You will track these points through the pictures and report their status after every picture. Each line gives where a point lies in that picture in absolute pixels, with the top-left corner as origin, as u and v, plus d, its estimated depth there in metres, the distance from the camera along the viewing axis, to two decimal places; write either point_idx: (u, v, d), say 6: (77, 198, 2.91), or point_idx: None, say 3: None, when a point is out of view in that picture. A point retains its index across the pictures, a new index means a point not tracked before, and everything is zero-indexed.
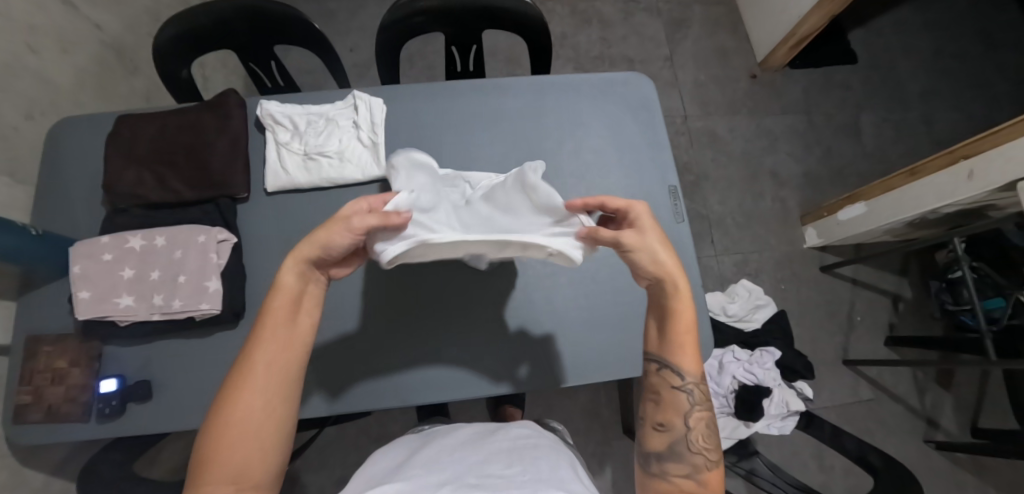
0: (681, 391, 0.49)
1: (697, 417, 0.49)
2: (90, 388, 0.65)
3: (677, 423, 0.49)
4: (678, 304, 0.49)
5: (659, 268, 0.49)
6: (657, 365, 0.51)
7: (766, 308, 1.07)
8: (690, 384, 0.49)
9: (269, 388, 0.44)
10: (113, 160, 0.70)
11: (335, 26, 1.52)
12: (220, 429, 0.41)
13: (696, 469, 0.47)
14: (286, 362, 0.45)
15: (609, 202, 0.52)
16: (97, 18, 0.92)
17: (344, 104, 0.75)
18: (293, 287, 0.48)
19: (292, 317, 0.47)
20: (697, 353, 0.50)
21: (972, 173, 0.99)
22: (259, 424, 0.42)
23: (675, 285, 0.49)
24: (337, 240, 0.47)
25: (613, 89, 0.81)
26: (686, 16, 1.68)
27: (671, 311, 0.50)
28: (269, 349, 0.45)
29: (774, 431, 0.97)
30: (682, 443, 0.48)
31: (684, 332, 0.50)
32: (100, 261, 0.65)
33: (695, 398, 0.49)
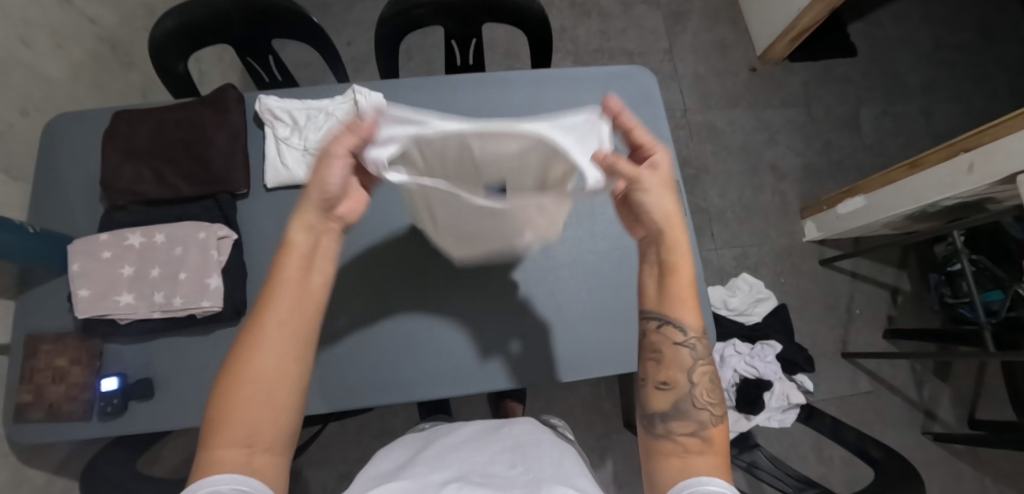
0: (684, 346, 0.46)
1: (700, 372, 0.46)
2: (92, 387, 0.65)
3: (680, 380, 0.46)
4: (677, 259, 0.46)
5: (664, 221, 0.45)
6: (656, 322, 0.48)
7: (767, 301, 1.07)
8: (692, 338, 0.46)
9: (281, 348, 0.41)
10: (110, 157, 0.69)
11: (332, 20, 1.51)
12: (231, 387, 0.39)
13: (702, 426, 0.44)
14: (297, 322, 0.42)
15: (637, 133, 0.46)
16: (91, 13, 0.91)
17: (343, 98, 0.73)
18: (304, 240, 0.43)
19: (305, 273, 0.43)
20: (697, 304, 0.47)
21: (972, 165, 0.99)
22: (271, 386, 0.39)
23: (674, 239, 0.46)
24: (329, 173, 0.40)
25: (615, 82, 0.81)
26: (686, 9, 1.67)
27: (671, 266, 0.46)
28: (281, 307, 0.42)
29: (774, 424, 0.98)
30: (686, 401, 0.45)
31: (683, 282, 0.47)
32: (99, 259, 0.64)
33: (699, 353, 0.46)
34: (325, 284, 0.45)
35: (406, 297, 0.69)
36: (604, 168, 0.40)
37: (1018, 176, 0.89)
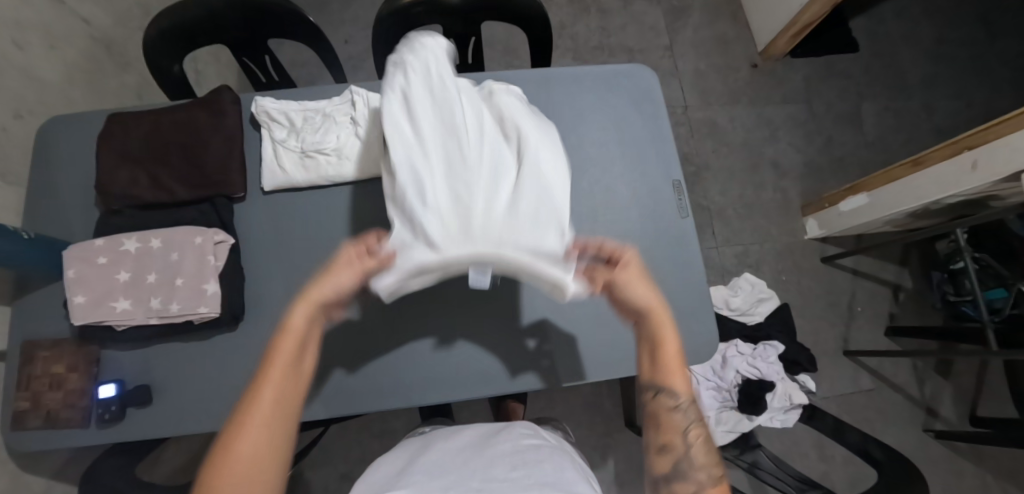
0: (677, 411, 0.50)
1: (693, 432, 0.49)
2: (90, 393, 0.64)
3: (676, 441, 0.49)
4: (663, 334, 0.51)
5: (647, 307, 0.51)
6: (652, 392, 0.51)
7: (770, 301, 1.06)
8: (683, 403, 0.50)
9: (264, 428, 0.42)
10: (105, 160, 0.68)
11: (329, 17, 1.49)
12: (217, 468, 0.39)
13: (701, 486, 0.46)
14: (281, 400, 0.44)
15: (606, 246, 0.51)
16: (84, 13, 0.89)
17: (341, 99, 0.72)
18: (302, 325, 0.47)
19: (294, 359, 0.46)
20: (684, 373, 0.51)
21: (976, 163, 0.99)
22: (252, 468, 0.40)
23: (661, 320, 0.51)
24: (339, 280, 0.48)
25: (615, 81, 0.80)
26: (686, 4, 1.65)
27: (658, 349, 0.51)
28: (272, 388, 0.44)
29: (776, 424, 0.97)
30: (684, 461, 0.47)
31: (670, 358, 0.51)
32: (95, 264, 0.63)
33: (691, 416, 0.49)
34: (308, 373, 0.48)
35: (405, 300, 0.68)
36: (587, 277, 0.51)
37: None
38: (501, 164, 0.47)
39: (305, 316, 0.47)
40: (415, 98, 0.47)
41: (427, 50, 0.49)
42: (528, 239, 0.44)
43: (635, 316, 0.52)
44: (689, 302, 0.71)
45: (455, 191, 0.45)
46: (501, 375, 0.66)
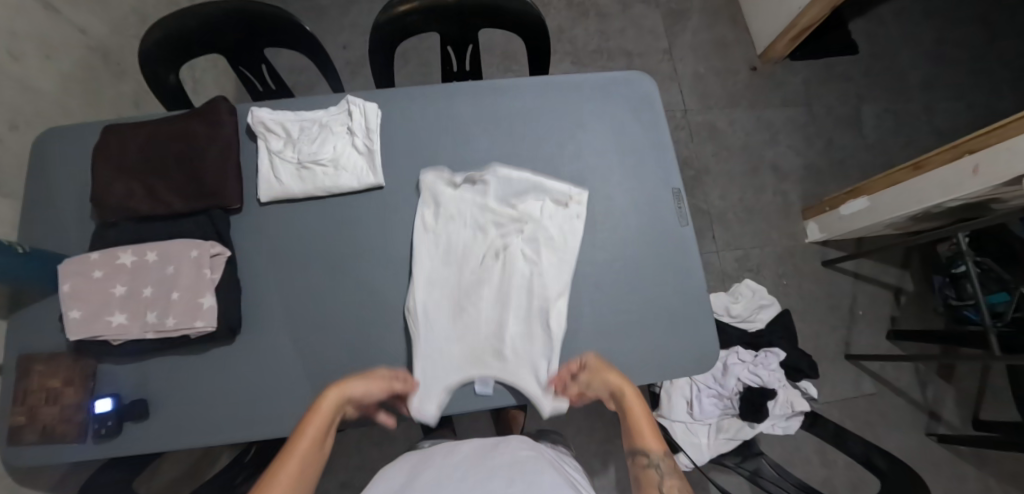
0: (652, 466, 0.52)
1: (669, 484, 0.50)
2: (86, 408, 0.64)
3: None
4: (630, 402, 0.57)
5: (613, 385, 0.59)
6: (633, 456, 0.54)
7: (770, 307, 1.05)
8: (656, 458, 0.52)
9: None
10: (101, 173, 0.68)
11: (326, 22, 1.49)
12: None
13: None
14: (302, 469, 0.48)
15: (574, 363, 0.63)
16: (80, 22, 0.89)
17: (338, 109, 0.73)
18: (329, 408, 0.54)
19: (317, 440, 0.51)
20: (658, 435, 0.55)
21: (977, 167, 0.98)
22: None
23: (625, 390, 0.58)
24: (359, 387, 0.57)
25: (614, 89, 0.79)
26: (684, 7, 1.65)
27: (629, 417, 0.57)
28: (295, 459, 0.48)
29: (778, 431, 0.97)
30: None
31: (642, 423, 0.56)
32: (90, 278, 0.62)
33: (664, 470, 0.51)
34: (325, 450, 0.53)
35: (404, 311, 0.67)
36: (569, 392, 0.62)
37: None
38: (493, 276, 0.68)
39: (333, 402, 0.55)
40: (435, 225, 0.70)
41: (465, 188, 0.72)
42: (514, 342, 0.65)
43: (609, 396, 0.60)
44: (689, 311, 0.70)
45: (461, 298, 0.67)
46: (502, 386, 0.64)
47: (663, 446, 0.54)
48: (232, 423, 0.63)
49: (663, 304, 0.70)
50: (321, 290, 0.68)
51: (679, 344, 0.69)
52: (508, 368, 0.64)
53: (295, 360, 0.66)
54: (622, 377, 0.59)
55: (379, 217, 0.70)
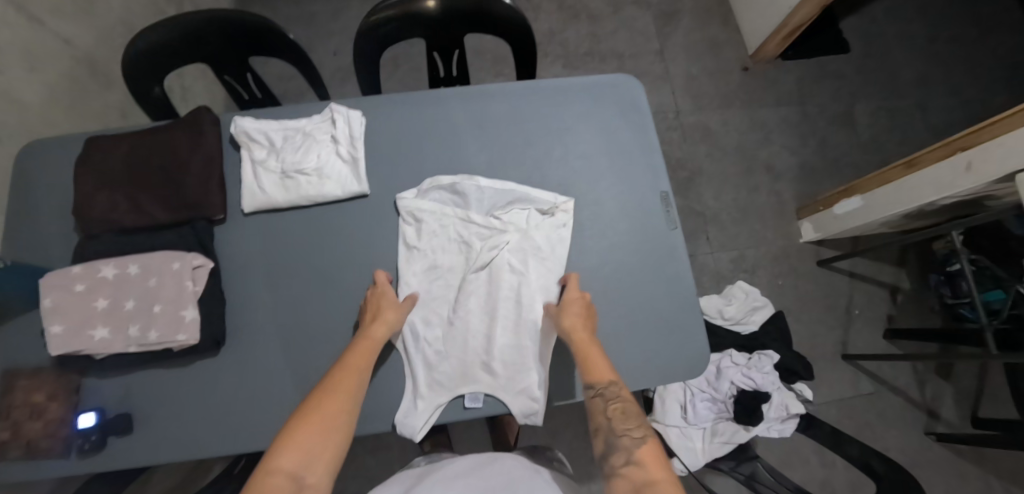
0: (598, 396, 0.56)
1: (614, 409, 0.54)
2: (70, 423, 0.63)
3: (602, 423, 0.54)
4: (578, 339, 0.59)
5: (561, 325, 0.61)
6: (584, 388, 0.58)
7: (763, 309, 1.03)
8: (602, 388, 0.55)
9: (339, 407, 0.51)
10: (83, 184, 0.67)
11: (317, 29, 1.49)
12: (300, 424, 0.47)
13: (629, 452, 0.49)
14: (355, 382, 0.54)
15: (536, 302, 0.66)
16: (65, 33, 0.89)
17: (322, 118, 0.72)
18: (378, 341, 0.58)
19: (368, 359, 0.57)
20: (608, 366, 0.58)
21: (970, 165, 0.98)
22: (320, 431, 0.48)
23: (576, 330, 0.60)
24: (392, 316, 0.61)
25: (602, 92, 0.79)
26: (675, 9, 1.65)
27: (582, 355, 0.58)
28: (350, 374, 0.54)
29: (774, 435, 0.95)
30: (611, 436, 0.52)
31: (595, 357, 0.58)
32: (72, 292, 0.62)
33: (608, 396, 0.55)
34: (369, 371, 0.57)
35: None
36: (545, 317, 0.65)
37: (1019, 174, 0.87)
38: (478, 290, 0.67)
39: (382, 331, 0.59)
40: (418, 241, 0.68)
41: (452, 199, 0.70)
42: (505, 359, 0.64)
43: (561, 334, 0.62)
44: (679, 316, 0.70)
45: (446, 313, 0.66)
46: (492, 396, 0.63)
47: (614, 374, 0.57)
48: (221, 436, 0.63)
49: (653, 310, 0.69)
50: (307, 302, 0.67)
51: (668, 352, 0.68)
52: (498, 383, 0.63)
53: (281, 371, 0.65)
54: (567, 315, 0.61)
55: (365, 227, 0.70)
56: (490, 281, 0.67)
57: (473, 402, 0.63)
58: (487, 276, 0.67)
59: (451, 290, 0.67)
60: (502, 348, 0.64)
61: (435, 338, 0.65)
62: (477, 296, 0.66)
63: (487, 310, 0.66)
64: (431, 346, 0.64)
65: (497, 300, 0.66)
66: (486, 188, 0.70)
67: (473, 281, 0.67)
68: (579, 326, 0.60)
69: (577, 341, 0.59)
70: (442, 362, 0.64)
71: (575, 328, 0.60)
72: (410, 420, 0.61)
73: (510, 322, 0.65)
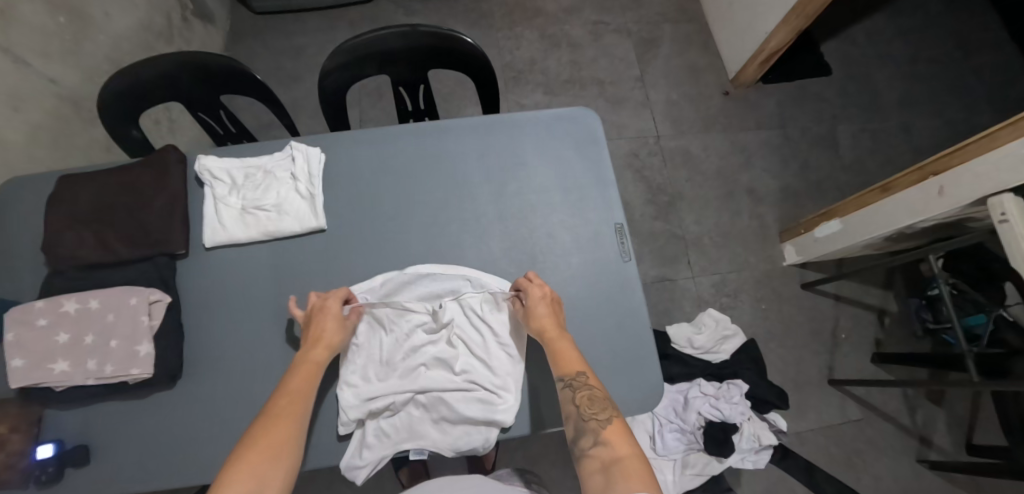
0: (565, 386, 0.57)
1: (581, 397, 0.55)
2: (27, 456, 0.63)
3: (571, 410, 0.55)
4: (546, 333, 0.61)
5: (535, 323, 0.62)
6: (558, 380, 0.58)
7: (735, 338, 1.01)
8: (570, 378, 0.57)
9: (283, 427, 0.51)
10: (53, 223, 0.70)
11: (303, 62, 1.55)
12: (244, 449, 0.47)
13: (595, 434, 0.51)
14: (300, 403, 0.55)
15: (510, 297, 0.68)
16: (51, 73, 0.94)
17: (282, 155, 0.76)
18: (317, 363, 0.60)
19: (311, 380, 0.58)
20: (578, 358, 0.59)
21: (942, 188, 0.98)
22: (268, 450, 0.48)
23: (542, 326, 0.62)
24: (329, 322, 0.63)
25: (557, 125, 0.81)
26: (655, 36, 1.68)
27: (551, 351, 0.60)
28: (298, 396, 0.56)
29: (748, 466, 0.93)
30: (579, 420, 0.54)
31: (564, 350, 0.60)
32: (34, 327, 0.63)
33: (575, 383, 0.56)
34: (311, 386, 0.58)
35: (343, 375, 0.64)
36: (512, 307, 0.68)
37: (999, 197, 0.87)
38: (436, 342, 0.67)
39: (322, 353, 0.61)
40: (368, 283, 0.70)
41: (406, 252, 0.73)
42: (455, 402, 0.63)
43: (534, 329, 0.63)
44: (632, 353, 0.69)
45: (398, 360, 0.66)
46: (436, 452, 0.63)
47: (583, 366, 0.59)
48: (175, 467, 0.63)
49: (606, 345, 0.69)
50: (261, 338, 0.69)
51: (618, 387, 0.68)
52: (446, 443, 0.63)
53: (230, 407, 0.66)
54: (537, 315, 0.63)
55: (322, 260, 0.72)
56: (446, 347, 0.67)
57: (418, 455, 0.63)
58: (443, 347, 0.66)
59: (404, 350, 0.66)
60: (452, 396, 0.63)
61: (382, 387, 0.64)
62: (429, 340, 0.67)
63: (440, 362, 0.66)
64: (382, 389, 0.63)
65: (445, 346, 0.67)
66: (436, 276, 0.70)
67: (430, 331, 0.68)
68: (552, 325, 0.62)
69: (548, 340, 0.61)
70: (392, 412, 0.64)
71: (541, 326, 0.62)
72: (356, 467, 0.62)
73: (463, 363, 0.66)
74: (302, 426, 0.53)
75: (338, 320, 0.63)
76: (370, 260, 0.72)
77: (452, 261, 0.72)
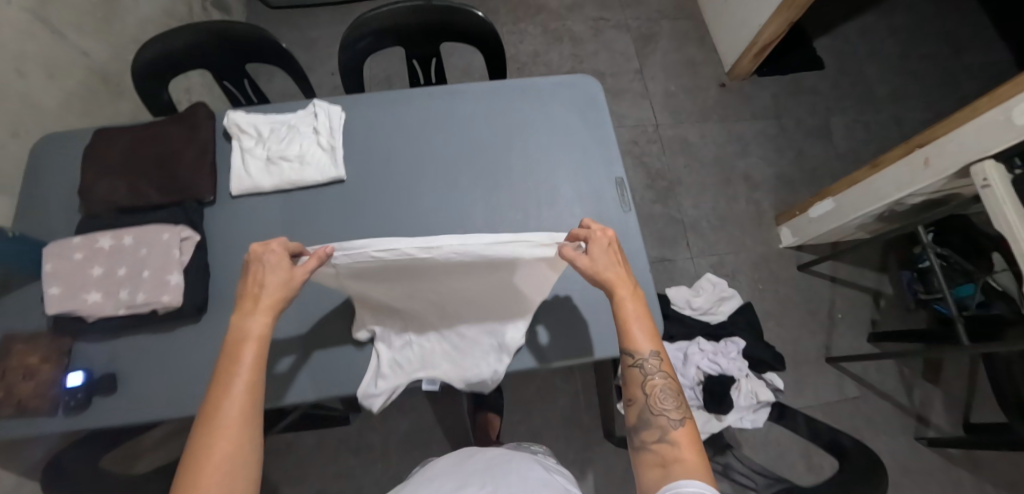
0: (637, 367, 0.54)
1: (653, 385, 0.54)
2: (58, 383, 0.67)
3: (639, 394, 0.55)
4: (625, 305, 0.56)
5: (610, 282, 0.57)
6: (630, 359, 0.55)
7: (732, 300, 1.04)
8: (643, 359, 0.54)
9: (236, 435, 0.44)
10: (89, 171, 0.75)
11: (318, 53, 1.62)
12: (194, 477, 0.41)
13: (664, 431, 0.51)
14: (248, 395, 0.47)
15: (563, 249, 0.57)
16: (84, 47, 1.00)
17: (306, 112, 0.81)
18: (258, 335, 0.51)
19: (252, 363, 0.49)
20: (652, 335, 0.56)
21: (928, 160, 1.03)
22: (222, 471, 0.42)
23: (621, 293, 0.57)
24: (269, 280, 0.54)
25: (561, 91, 0.86)
26: (654, 32, 1.76)
27: (621, 322, 0.56)
28: (245, 387, 0.47)
29: (747, 425, 0.95)
30: (646, 411, 0.54)
31: (635, 322, 0.56)
32: (71, 260, 0.67)
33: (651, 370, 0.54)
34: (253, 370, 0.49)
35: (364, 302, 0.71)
36: (568, 258, 0.57)
37: (982, 163, 0.91)
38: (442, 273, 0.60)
39: (263, 323, 0.52)
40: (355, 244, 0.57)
41: (419, 202, 0.77)
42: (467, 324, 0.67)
43: (606, 288, 0.57)
44: None
45: None
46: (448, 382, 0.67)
47: (657, 346, 0.56)
48: (203, 391, 0.67)
49: None
50: None
51: None
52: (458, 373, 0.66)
53: None
54: (614, 271, 0.57)
55: (339, 209, 0.76)
56: None
57: (431, 385, 0.67)
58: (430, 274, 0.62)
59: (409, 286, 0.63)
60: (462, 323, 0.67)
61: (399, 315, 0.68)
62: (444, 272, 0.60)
63: None
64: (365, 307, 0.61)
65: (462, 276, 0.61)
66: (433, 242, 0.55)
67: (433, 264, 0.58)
68: (623, 283, 0.57)
69: (618, 299, 0.57)
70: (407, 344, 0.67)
71: (618, 283, 0.57)
72: (372, 392, 0.65)
73: None
74: (260, 423, 0.47)
75: (279, 274, 0.54)
76: (387, 208, 0.77)
77: (457, 211, 0.77)
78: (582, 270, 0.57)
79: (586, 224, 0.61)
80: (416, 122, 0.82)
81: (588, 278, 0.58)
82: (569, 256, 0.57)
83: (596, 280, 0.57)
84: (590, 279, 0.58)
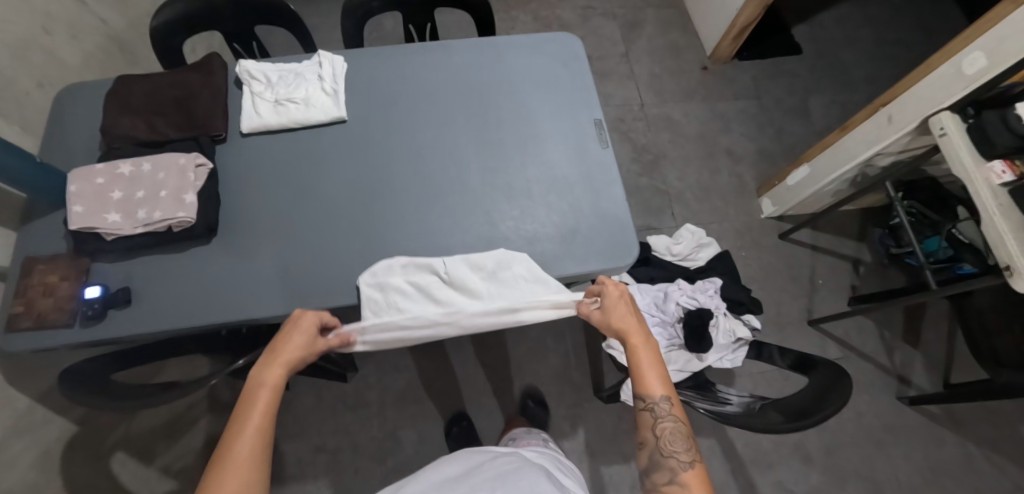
0: (648, 410, 0.57)
1: (662, 428, 0.56)
2: (77, 297, 0.72)
3: (649, 437, 0.57)
4: (637, 352, 0.61)
5: (623, 330, 0.64)
6: (644, 404, 0.58)
7: (710, 247, 1.13)
8: (654, 402, 0.57)
9: (246, 470, 0.47)
10: (109, 110, 0.81)
11: (319, 37, 1.71)
12: None
13: (675, 472, 0.53)
14: (256, 433, 0.50)
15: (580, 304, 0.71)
16: (103, 15, 1.07)
17: (311, 62, 0.88)
18: (274, 383, 0.55)
19: (267, 408, 0.53)
20: (663, 378, 0.59)
21: (890, 117, 1.10)
22: None
23: (633, 339, 0.62)
24: (297, 341, 0.60)
25: (545, 45, 0.94)
26: (639, 19, 1.85)
27: (634, 369, 0.60)
28: (253, 433, 0.50)
29: (727, 365, 0.98)
30: (656, 453, 0.56)
31: (648, 370, 0.60)
32: (93, 184, 0.73)
33: (663, 414, 0.56)
34: (264, 415, 0.52)
35: (367, 221, 0.77)
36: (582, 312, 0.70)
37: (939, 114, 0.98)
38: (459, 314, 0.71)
39: (278, 374, 0.56)
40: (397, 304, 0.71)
41: (416, 140, 0.83)
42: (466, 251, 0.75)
43: (618, 336, 0.64)
44: (611, 214, 0.79)
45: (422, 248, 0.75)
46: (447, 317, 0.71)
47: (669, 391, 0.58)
48: (211, 304, 0.71)
49: (591, 207, 0.79)
50: (292, 204, 0.78)
51: (600, 242, 0.76)
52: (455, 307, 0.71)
53: (266, 260, 0.74)
54: (629, 320, 0.65)
55: (340, 144, 0.83)
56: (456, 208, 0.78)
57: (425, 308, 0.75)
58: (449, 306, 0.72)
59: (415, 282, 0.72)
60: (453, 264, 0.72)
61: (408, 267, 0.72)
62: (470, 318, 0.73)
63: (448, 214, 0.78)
64: (387, 335, 0.70)
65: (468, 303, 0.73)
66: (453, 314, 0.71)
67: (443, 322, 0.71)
68: (635, 331, 0.63)
69: (632, 346, 0.62)
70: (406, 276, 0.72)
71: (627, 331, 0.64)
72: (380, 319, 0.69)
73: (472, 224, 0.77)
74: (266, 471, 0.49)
75: (304, 339, 0.61)
76: (384, 145, 0.83)
77: (450, 151, 0.83)
78: (597, 318, 0.68)
79: (601, 280, 0.70)
80: (412, 70, 0.89)
81: (598, 326, 0.67)
82: (584, 310, 0.70)
83: (610, 326, 0.65)
84: (602, 327, 0.67)
